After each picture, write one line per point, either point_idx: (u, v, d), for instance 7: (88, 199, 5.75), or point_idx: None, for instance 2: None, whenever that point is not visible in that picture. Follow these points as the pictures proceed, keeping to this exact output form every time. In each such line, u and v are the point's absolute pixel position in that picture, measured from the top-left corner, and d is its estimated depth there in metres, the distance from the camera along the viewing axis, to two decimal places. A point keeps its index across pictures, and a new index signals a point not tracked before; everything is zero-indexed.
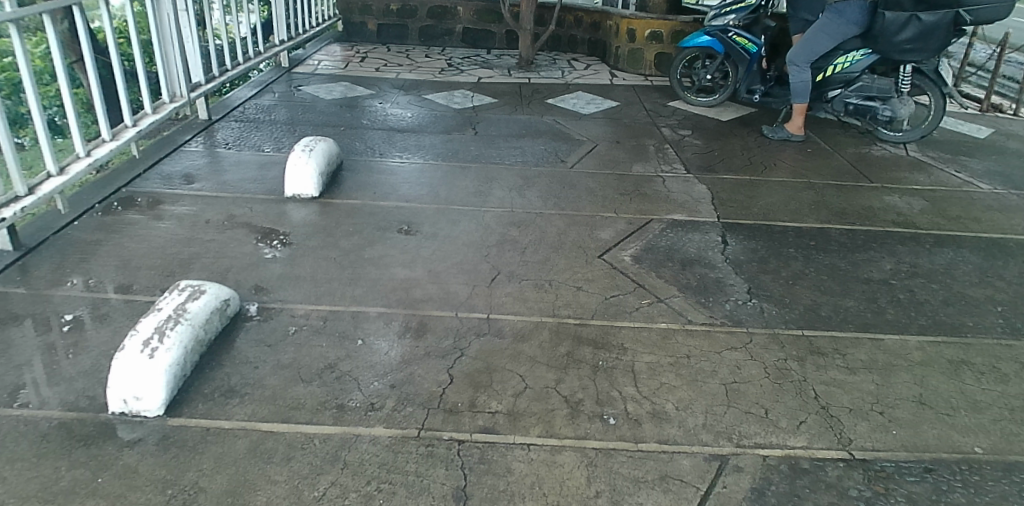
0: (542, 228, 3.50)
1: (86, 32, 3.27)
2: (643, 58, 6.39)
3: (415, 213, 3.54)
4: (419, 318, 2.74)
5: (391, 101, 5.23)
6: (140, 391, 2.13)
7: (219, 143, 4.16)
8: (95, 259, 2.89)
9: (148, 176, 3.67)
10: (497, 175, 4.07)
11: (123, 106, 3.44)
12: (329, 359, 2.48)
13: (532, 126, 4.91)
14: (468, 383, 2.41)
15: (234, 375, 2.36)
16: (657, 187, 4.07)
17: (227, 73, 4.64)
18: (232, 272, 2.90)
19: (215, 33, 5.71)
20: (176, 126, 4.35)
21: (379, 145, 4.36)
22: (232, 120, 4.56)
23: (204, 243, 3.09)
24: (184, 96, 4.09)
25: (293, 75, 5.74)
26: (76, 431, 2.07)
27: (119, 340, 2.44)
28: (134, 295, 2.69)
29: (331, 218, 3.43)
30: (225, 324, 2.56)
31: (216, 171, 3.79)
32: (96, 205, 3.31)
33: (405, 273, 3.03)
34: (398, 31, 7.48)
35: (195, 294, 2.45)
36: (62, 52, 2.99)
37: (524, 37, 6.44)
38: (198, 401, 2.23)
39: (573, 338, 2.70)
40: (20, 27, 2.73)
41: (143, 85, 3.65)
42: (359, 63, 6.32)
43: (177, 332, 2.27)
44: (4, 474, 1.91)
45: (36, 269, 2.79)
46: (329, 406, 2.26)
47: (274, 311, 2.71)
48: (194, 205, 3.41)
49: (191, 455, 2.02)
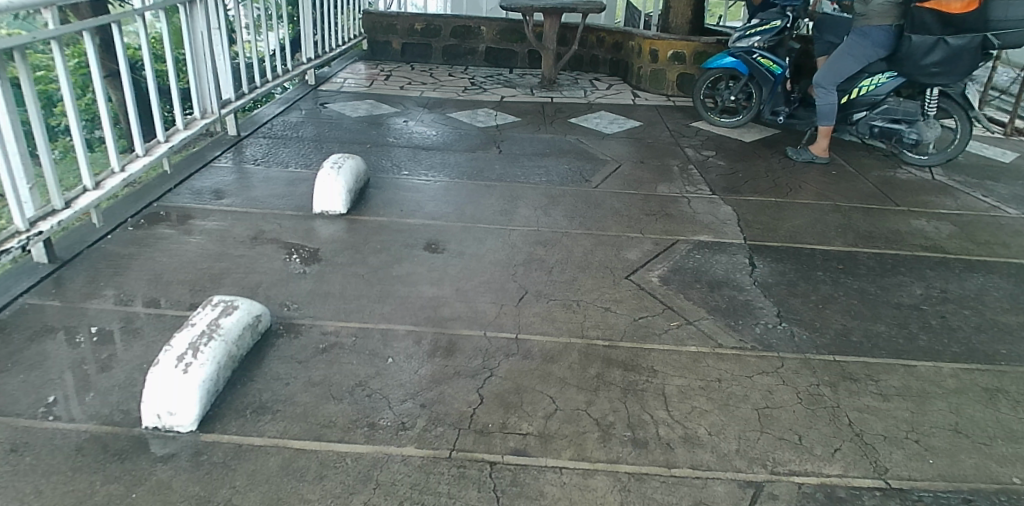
0: (569, 248, 3.49)
1: (123, 50, 3.31)
2: (665, 78, 6.39)
3: (442, 231, 3.55)
4: (447, 338, 2.72)
5: (416, 118, 5.26)
6: (174, 406, 2.13)
7: (248, 159, 4.19)
8: (127, 273, 2.91)
9: (179, 191, 3.69)
10: (523, 194, 4.07)
11: (156, 121, 3.45)
12: (359, 376, 2.47)
13: (556, 145, 4.91)
14: (498, 404, 2.39)
15: (266, 390, 2.36)
16: (683, 207, 4.05)
17: (258, 89, 4.68)
18: (262, 287, 2.91)
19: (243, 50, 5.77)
20: (206, 142, 4.39)
21: (404, 162, 4.38)
22: (260, 136, 4.60)
23: (234, 258, 3.10)
24: (216, 113, 4.11)
25: (319, 93, 5.79)
26: (110, 445, 2.07)
27: (152, 354, 2.44)
28: (166, 310, 2.69)
29: (359, 234, 3.43)
30: (256, 339, 2.56)
31: (245, 187, 3.81)
32: (129, 219, 3.33)
33: (433, 291, 3.03)
34: (422, 50, 7.55)
35: (228, 308, 2.46)
36: (101, 69, 3.02)
37: (547, 56, 6.47)
38: (231, 417, 2.23)
39: (603, 360, 2.68)
40: (61, 43, 2.77)
41: (177, 100, 3.66)
42: (384, 81, 6.36)
43: (211, 348, 2.27)
44: (40, 487, 1.90)
45: (70, 282, 2.80)
46: (361, 424, 2.25)
47: (303, 326, 2.71)
48: (224, 220, 3.43)
49: (224, 472, 2.02)
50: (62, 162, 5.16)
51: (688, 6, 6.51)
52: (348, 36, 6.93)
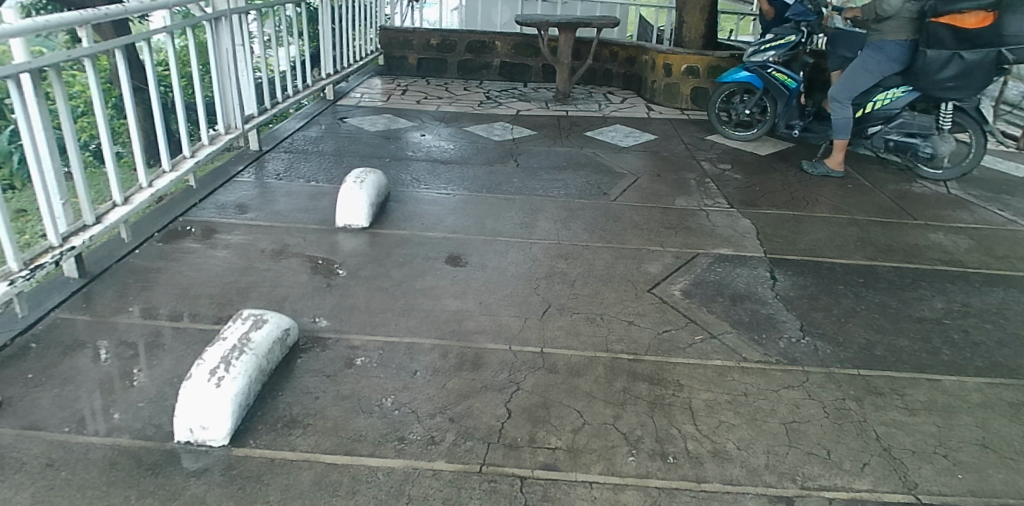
0: (591, 261, 3.51)
1: (151, 67, 3.36)
2: (679, 92, 6.43)
3: (463, 244, 3.56)
4: (474, 352, 2.73)
5: (433, 132, 5.30)
6: (207, 420, 2.13)
7: (270, 174, 4.22)
8: (154, 287, 2.93)
9: (203, 205, 3.72)
10: (543, 207, 4.09)
11: (183, 136, 3.49)
12: (387, 390, 2.47)
13: (573, 159, 4.93)
14: (526, 418, 2.40)
15: (296, 404, 2.36)
16: (701, 220, 4.07)
17: (279, 105, 4.72)
18: (289, 301, 2.93)
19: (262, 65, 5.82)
20: (228, 157, 4.43)
21: (424, 176, 4.41)
22: (282, 151, 4.64)
23: (260, 272, 3.12)
24: (240, 128, 4.16)
25: (337, 107, 5.84)
26: (144, 459, 2.07)
27: (183, 368, 2.46)
28: (194, 323, 2.71)
29: (382, 248, 3.45)
30: (285, 353, 2.57)
31: (268, 201, 3.84)
32: (156, 233, 3.36)
33: (457, 304, 3.04)
34: (437, 65, 7.61)
35: (258, 322, 2.47)
36: (131, 86, 3.07)
37: (561, 70, 6.52)
38: (262, 431, 2.23)
39: (629, 373, 2.68)
40: (94, 60, 2.82)
41: (202, 116, 3.70)
42: (400, 95, 6.41)
43: (242, 362, 2.29)
44: (75, 502, 1.91)
45: (99, 296, 2.82)
46: (391, 438, 2.26)
47: (330, 340, 2.72)
48: (248, 234, 3.45)
49: (258, 486, 2.02)
50: (96, 178, 5.30)
51: (701, 20, 6.56)
52: (364, 51, 7.00)
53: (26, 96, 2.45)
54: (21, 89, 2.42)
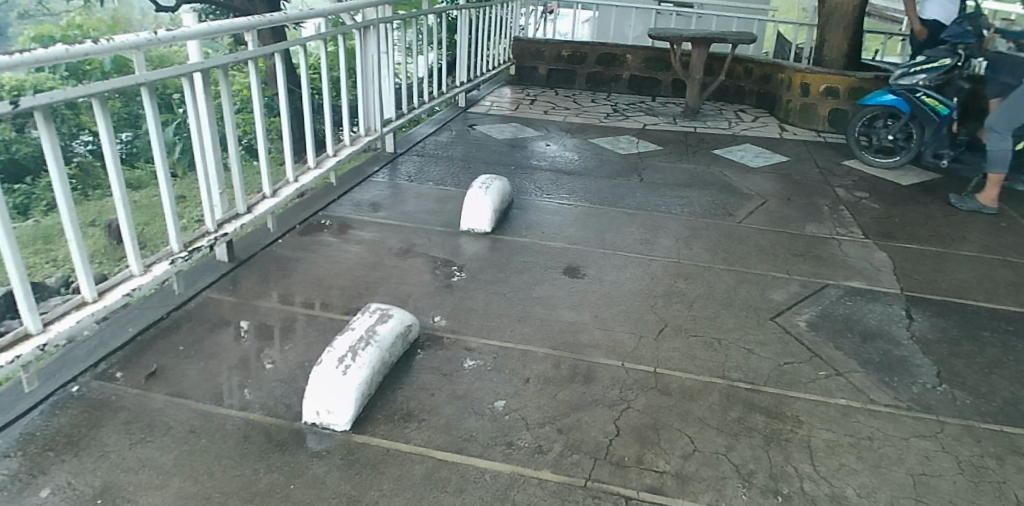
0: (711, 283, 3.41)
1: (305, 72, 3.62)
2: (815, 113, 6.12)
3: (582, 256, 3.57)
4: (586, 365, 2.73)
5: (558, 143, 5.36)
6: (332, 405, 2.27)
7: (402, 176, 4.43)
8: (292, 275, 3.15)
9: (340, 202, 3.96)
10: (664, 224, 4.02)
11: (327, 136, 3.73)
12: (500, 395, 2.53)
13: (697, 177, 4.82)
14: (635, 438, 2.37)
15: (413, 399, 2.47)
16: (833, 250, 3.85)
17: (416, 110, 4.93)
18: (412, 299, 3.06)
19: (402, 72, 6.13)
20: (365, 157, 4.69)
21: (547, 186, 4.46)
22: (414, 154, 4.86)
23: (387, 269, 3.28)
24: (378, 130, 4.39)
25: (468, 115, 6.03)
26: (273, 436, 2.24)
27: (314, 354, 2.63)
28: (326, 312, 2.89)
29: (502, 254, 3.53)
30: (406, 349, 2.69)
31: (398, 201, 4.03)
32: (298, 225, 3.62)
33: (573, 316, 3.05)
34: (566, 76, 7.70)
35: (384, 317, 2.61)
36: (286, 87, 3.32)
37: (692, 86, 6.40)
38: (380, 421, 2.34)
39: (745, 403, 2.58)
40: (256, 63, 3.08)
41: (346, 118, 3.94)
42: (529, 105, 6.54)
43: (367, 353, 2.42)
44: (213, 468, 2.09)
45: (245, 280, 3.07)
46: (499, 442, 2.30)
47: (449, 340, 2.82)
48: (378, 231, 3.64)
49: (373, 473, 2.12)
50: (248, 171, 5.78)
51: (844, 38, 6.23)
52: (498, 61, 7.19)
53: (197, 93, 2.72)
54: (193, 87, 2.68)
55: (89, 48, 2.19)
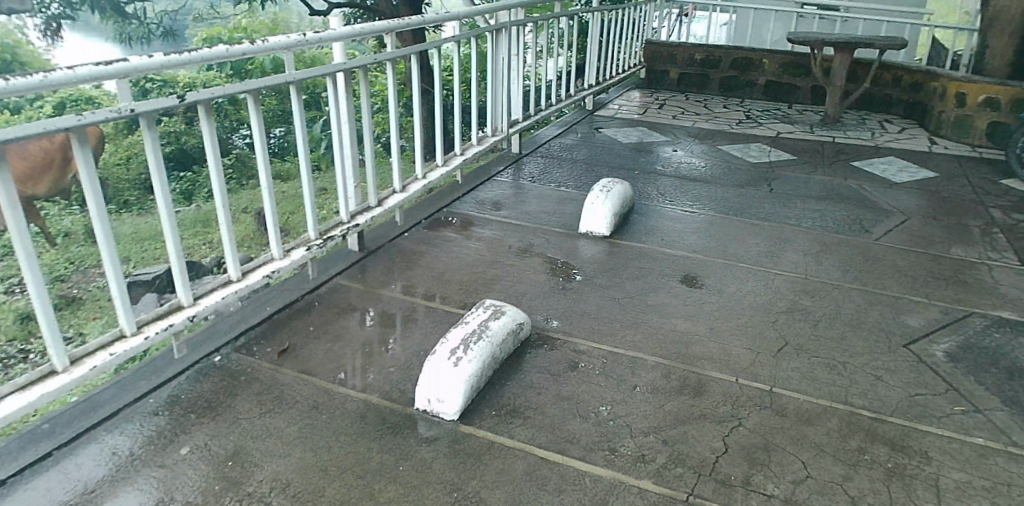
0: (839, 302, 3.21)
1: (438, 73, 3.78)
2: (972, 126, 5.58)
3: (700, 266, 3.49)
4: (697, 377, 2.67)
5: (684, 149, 5.25)
6: (442, 394, 2.37)
7: (525, 176, 4.52)
8: (415, 267, 3.31)
9: (464, 199, 4.11)
10: (792, 237, 3.84)
11: (456, 135, 3.88)
12: (605, 399, 2.53)
13: (832, 189, 4.54)
14: (743, 457, 2.29)
15: (520, 396, 2.53)
16: (983, 275, 3.50)
17: (543, 112, 5.00)
18: (526, 298, 3.12)
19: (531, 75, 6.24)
20: (492, 157, 4.82)
21: (669, 192, 4.39)
22: (538, 155, 4.93)
23: (504, 267, 3.36)
24: (504, 131, 4.50)
25: (595, 118, 6.03)
26: (388, 418, 2.37)
27: (430, 343, 2.76)
28: (444, 305, 3.02)
29: (618, 258, 3.51)
30: (516, 347, 2.76)
31: (519, 201, 4.12)
32: (424, 220, 3.79)
33: (686, 326, 2.99)
34: (698, 81, 7.51)
35: (497, 313, 2.71)
36: (420, 87, 3.49)
37: (832, 93, 6.03)
38: (487, 415, 2.42)
39: (868, 433, 2.41)
40: (393, 64, 3.26)
41: (474, 118, 4.07)
42: (657, 109, 6.44)
43: (478, 347, 2.51)
44: (331, 443, 2.25)
45: (372, 269, 3.27)
46: (602, 446, 2.30)
47: (559, 341, 2.86)
48: (498, 230, 3.74)
49: (476, 464, 2.20)
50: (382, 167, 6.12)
51: (1014, 43, 5.63)
52: (628, 64, 7.14)
53: (339, 92, 2.93)
54: (336, 86, 2.89)
55: (246, 48, 2.43)
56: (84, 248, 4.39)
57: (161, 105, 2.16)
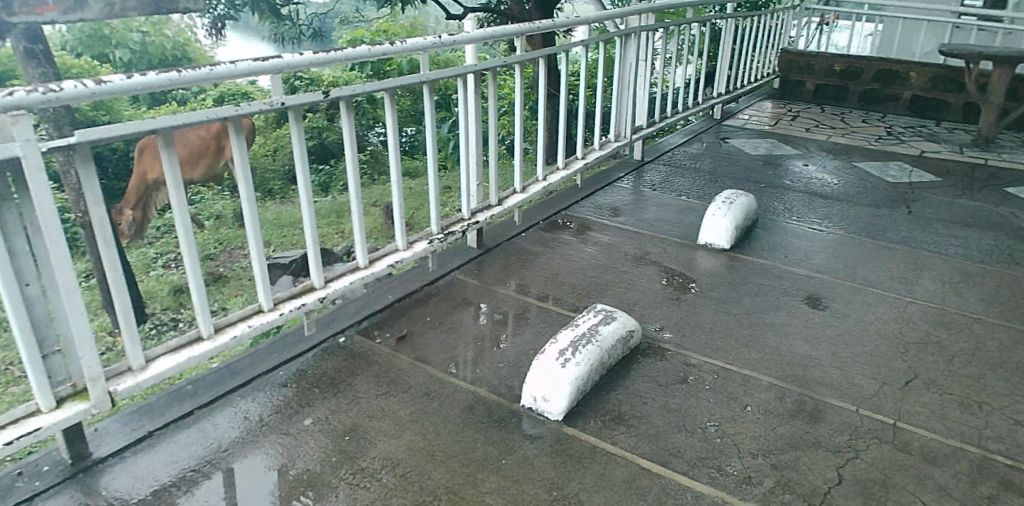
0: (983, 338, 2.94)
1: (565, 77, 3.83)
2: None
3: (826, 287, 3.31)
4: (813, 402, 2.54)
5: (817, 163, 4.99)
6: (548, 393, 2.41)
7: (645, 184, 4.47)
8: (530, 267, 3.37)
9: (583, 203, 4.13)
10: (932, 264, 3.55)
11: (579, 140, 3.91)
12: (714, 416, 2.46)
13: (984, 215, 4.16)
14: (858, 491, 2.15)
15: (625, 403, 2.52)
16: None
17: (668, 119, 4.92)
18: (638, 306, 3.10)
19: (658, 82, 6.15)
20: (613, 163, 4.80)
21: (797, 208, 4.19)
22: (661, 163, 4.86)
23: (618, 273, 3.36)
24: (628, 137, 4.47)
25: (722, 127, 5.86)
26: (494, 412, 2.44)
27: (540, 343, 2.80)
28: (556, 307, 3.05)
29: (736, 273, 3.41)
30: (624, 354, 2.75)
31: (638, 208, 4.09)
32: (542, 222, 3.85)
33: (806, 348, 2.85)
34: (836, 93, 7.11)
35: (607, 319, 2.71)
36: (546, 90, 3.55)
37: (989, 111, 5.52)
38: (591, 419, 2.43)
39: (1007, 482, 2.19)
40: (521, 67, 3.35)
41: (598, 123, 4.08)
42: (789, 121, 6.16)
43: (587, 351, 2.53)
44: (440, 429, 2.34)
45: (489, 266, 3.36)
46: (707, 463, 2.25)
47: (669, 352, 2.81)
48: (614, 236, 3.73)
49: (577, 466, 2.21)
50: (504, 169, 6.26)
51: None
52: (761, 73, 6.87)
53: (469, 92, 3.03)
54: (466, 87, 3.00)
55: (385, 49, 2.58)
56: (234, 230, 4.82)
57: (307, 100, 2.34)
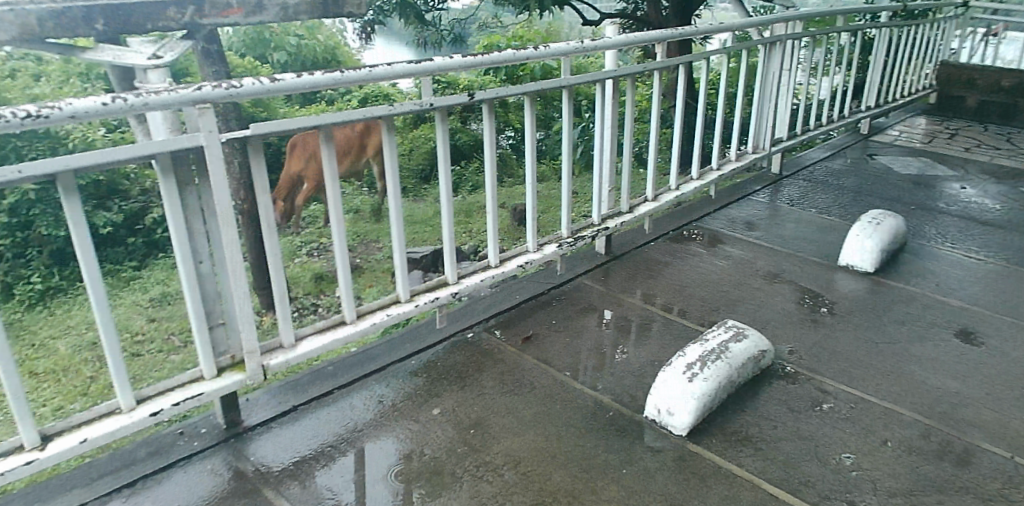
0: None
1: (703, 86, 3.76)
2: None
3: (985, 320, 3.01)
4: (966, 444, 2.31)
5: (977, 186, 4.56)
6: (674, 406, 2.35)
7: (782, 198, 4.27)
8: (658, 278, 3.31)
9: (715, 215, 4.00)
10: None
11: (715, 150, 3.80)
12: (851, 448, 2.30)
13: None
14: None
15: (753, 425, 2.40)
16: None
17: (810, 132, 4.68)
18: (770, 326, 2.96)
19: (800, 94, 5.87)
20: (748, 177, 4.62)
21: (952, 233, 3.85)
22: (800, 178, 4.63)
23: (749, 290, 3.22)
24: (766, 149, 4.29)
25: (870, 143, 5.50)
26: (616, 420, 2.41)
27: (665, 355, 2.74)
28: (682, 320, 2.98)
29: (880, 299, 3.17)
30: (755, 374, 2.63)
31: (773, 224, 3.91)
32: (672, 232, 3.77)
33: (959, 385, 2.60)
34: (1003, 111, 6.47)
35: (739, 335, 2.61)
36: (683, 98, 3.51)
37: None
38: (716, 438, 2.34)
39: None
40: (658, 75, 3.34)
41: (736, 134, 3.96)
42: (945, 139, 5.68)
43: (716, 367, 2.45)
44: (561, 432, 2.34)
45: (615, 274, 3.34)
46: (841, 496, 2.10)
47: (803, 377, 2.66)
48: (747, 251, 3.59)
49: (699, 484, 2.14)
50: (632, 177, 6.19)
51: None
52: (916, 86, 6.38)
53: (607, 98, 3.05)
54: (604, 92, 3.01)
55: (530, 53, 2.64)
56: (370, 224, 5.07)
57: (454, 101, 2.46)
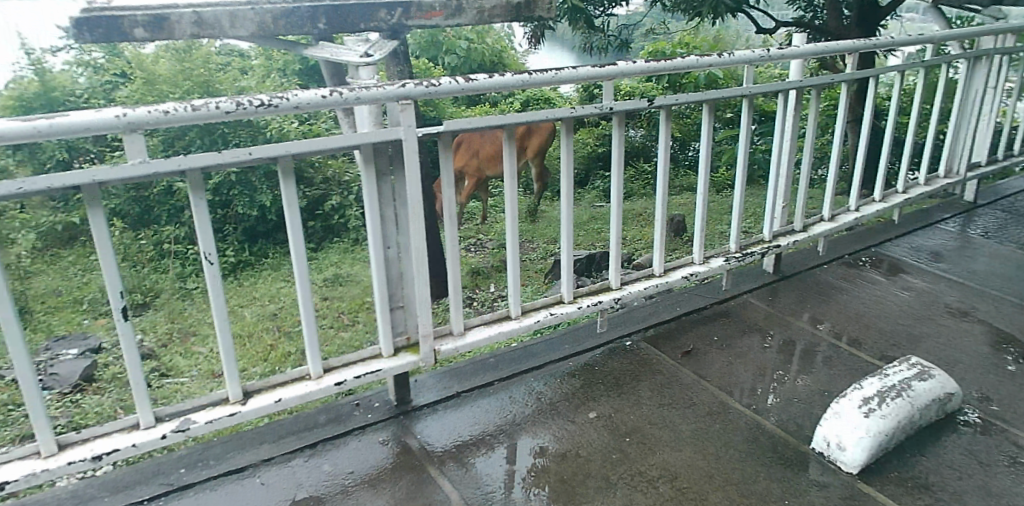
0: None
1: (894, 101, 3.50)
2: None
3: None
4: None
5: None
6: (845, 441, 2.19)
7: (977, 230, 3.86)
8: (829, 303, 3.11)
9: (897, 242, 3.70)
10: None
11: (901, 172, 3.54)
12: None
13: None
14: None
15: (936, 473, 2.19)
16: None
17: (1014, 158, 4.20)
18: (960, 367, 2.68)
19: (1003, 115, 5.28)
20: (935, 203, 4.24)
21: None
22: (999, 209, 4.16)
23: (935, 326, 2.95)
24: (960, 174, 3.92)
25: None
26: (780, 448, 2.29)
27: (836, 386, 2.56)
28: (857, 351, 2.77)
29: None
30: (940, 418, 2.40)
31: (965, 256, 3.55)
32: (848, 256, 3.53)
33: None
34: None
35: (924, 374, 2.39)
36: (870, 114, 3.30)
37: None
38: (893, 482, 2.15)
39: None
40: (845, 88, 3.17)
41: (927, 156, 3.66)
42: None
43: (896, 405, 2.25)
44: (721, 454, 2.25)
45: (782, 295, 3.18)
46: None
47: (998, 428, 2.38)
48: (933, 283, 3.28)
49: None
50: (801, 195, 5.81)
51: None
52: None
53: (789, 111, 2.93)
54: (787, 103, 2.90)
55: (713, 60, 2.61)
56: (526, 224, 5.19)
57: (633, 106, 2.48)
